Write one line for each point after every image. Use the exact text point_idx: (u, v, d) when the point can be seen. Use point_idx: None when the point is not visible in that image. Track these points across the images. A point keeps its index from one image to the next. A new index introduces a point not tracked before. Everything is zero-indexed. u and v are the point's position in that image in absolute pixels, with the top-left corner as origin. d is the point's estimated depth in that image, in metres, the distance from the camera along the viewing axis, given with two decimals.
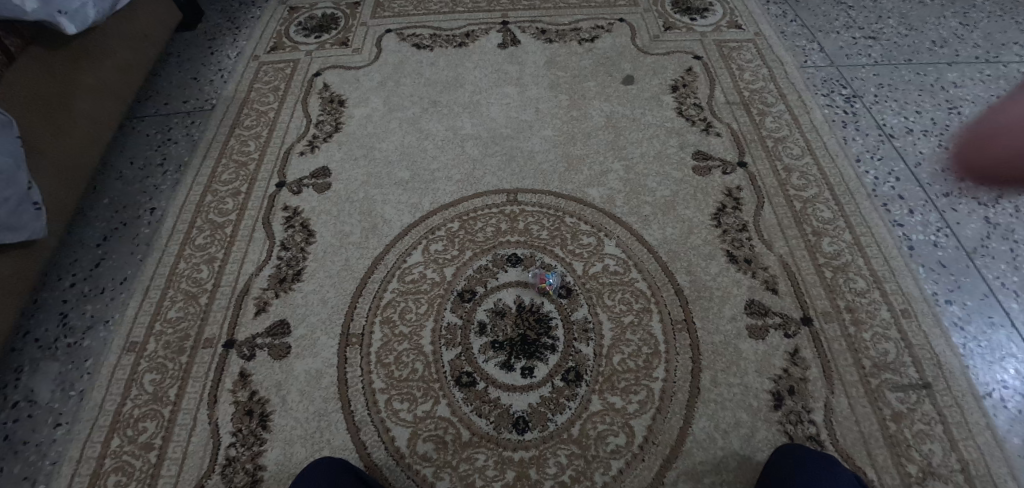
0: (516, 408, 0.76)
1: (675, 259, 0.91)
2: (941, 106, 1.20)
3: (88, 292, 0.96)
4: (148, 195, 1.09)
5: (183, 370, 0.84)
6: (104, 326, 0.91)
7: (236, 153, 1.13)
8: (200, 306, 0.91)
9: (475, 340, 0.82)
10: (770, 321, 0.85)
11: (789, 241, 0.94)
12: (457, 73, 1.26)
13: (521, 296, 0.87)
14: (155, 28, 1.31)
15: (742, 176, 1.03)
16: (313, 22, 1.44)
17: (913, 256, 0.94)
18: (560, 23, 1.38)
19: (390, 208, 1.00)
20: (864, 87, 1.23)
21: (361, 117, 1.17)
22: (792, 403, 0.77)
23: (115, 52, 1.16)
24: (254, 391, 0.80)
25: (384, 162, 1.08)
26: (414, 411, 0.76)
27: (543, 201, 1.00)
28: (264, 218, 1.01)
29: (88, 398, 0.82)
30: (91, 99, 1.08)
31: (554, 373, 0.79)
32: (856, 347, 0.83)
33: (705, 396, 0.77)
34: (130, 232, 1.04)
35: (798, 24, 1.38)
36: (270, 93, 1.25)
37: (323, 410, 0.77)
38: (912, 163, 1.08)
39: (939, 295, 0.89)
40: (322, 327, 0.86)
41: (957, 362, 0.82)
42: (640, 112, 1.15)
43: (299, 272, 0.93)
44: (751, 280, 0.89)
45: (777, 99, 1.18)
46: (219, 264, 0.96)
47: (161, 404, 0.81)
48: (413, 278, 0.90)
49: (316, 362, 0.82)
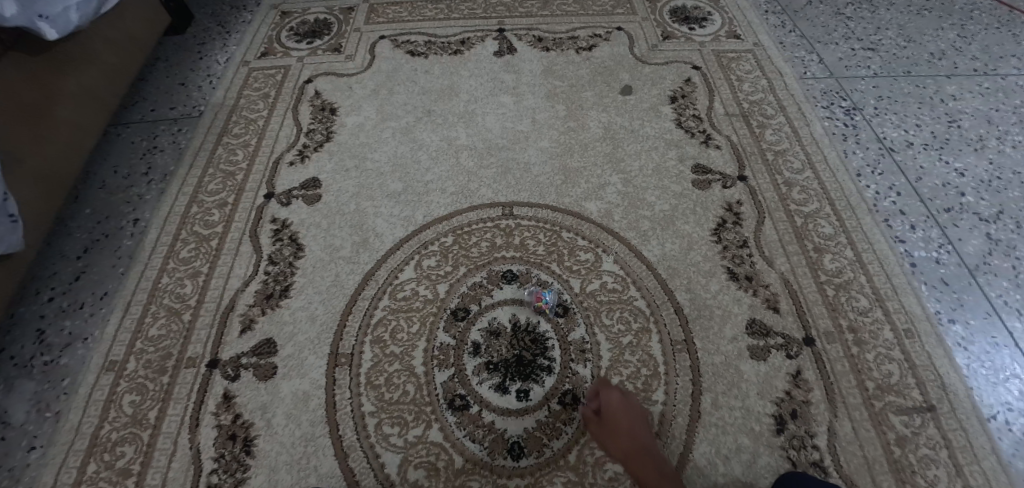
0: (511, 433, 0.73)
1: (674, 276, 0.89)
2: (941, 120, 1.19)
3: (67, 307, 0.92)
4: (131, 205, 1.06)
5: (164, 392, 0.81)
6: (83, 344, 0.87)
7: (224, 162, 1.10)
8: (183, 323, 0.88)
9: (468, 361, 0.80)
10: (771, 341, 0.82)
11: (790, 257, 0.92)
12: (452, 81, 1.24)
13: (516, 315, 0.84)
14: (141, 32, 1.27)
15: (743, 190, 1.01)
16: (305, 28, 1.41)
17: (914, 273, 0.93)
18: (557, 31, 1.35)
19: (382, 222, 0.97)
20: (864, 99, 1.22)
21: (353, 126, 1.14)
22: (795, 427, 0.75)
23: (99, 58, 1.12)
24: (238, 414, 0.77)
25: (376, 173, 1.05)
26: (405, 436, 0.73)
27: (539, 215, 0.97)
28: (252, 230, 0.98)
29: (65, 419, 0.79)
30: (72, 106, 1.04)
31: (550, 396, 0.76)
32: (859, 368, 0.81)
33: (705, 420, 0.75)
34: (113, 244, 1.00)
35: (796, 35, 1.37)
36: (260, 100, 1.22)
37: (310, 434, 0.74)
38: (913, 177, 1.07)
39: (942, 314, 0.88)
40: (309, 347, 0.82)
41: (961, 384, 0.80)
42: (639, 122, 1.13)
43: (286, 287, 0.90)
44: (752, 298, 0.87)
45: (777, 111, 1.16)
46: (204, 279, 0.92)
47: (141, 427, 0.78)
48: (405, 295, 0.87)
49: (304, 383, 0.79)
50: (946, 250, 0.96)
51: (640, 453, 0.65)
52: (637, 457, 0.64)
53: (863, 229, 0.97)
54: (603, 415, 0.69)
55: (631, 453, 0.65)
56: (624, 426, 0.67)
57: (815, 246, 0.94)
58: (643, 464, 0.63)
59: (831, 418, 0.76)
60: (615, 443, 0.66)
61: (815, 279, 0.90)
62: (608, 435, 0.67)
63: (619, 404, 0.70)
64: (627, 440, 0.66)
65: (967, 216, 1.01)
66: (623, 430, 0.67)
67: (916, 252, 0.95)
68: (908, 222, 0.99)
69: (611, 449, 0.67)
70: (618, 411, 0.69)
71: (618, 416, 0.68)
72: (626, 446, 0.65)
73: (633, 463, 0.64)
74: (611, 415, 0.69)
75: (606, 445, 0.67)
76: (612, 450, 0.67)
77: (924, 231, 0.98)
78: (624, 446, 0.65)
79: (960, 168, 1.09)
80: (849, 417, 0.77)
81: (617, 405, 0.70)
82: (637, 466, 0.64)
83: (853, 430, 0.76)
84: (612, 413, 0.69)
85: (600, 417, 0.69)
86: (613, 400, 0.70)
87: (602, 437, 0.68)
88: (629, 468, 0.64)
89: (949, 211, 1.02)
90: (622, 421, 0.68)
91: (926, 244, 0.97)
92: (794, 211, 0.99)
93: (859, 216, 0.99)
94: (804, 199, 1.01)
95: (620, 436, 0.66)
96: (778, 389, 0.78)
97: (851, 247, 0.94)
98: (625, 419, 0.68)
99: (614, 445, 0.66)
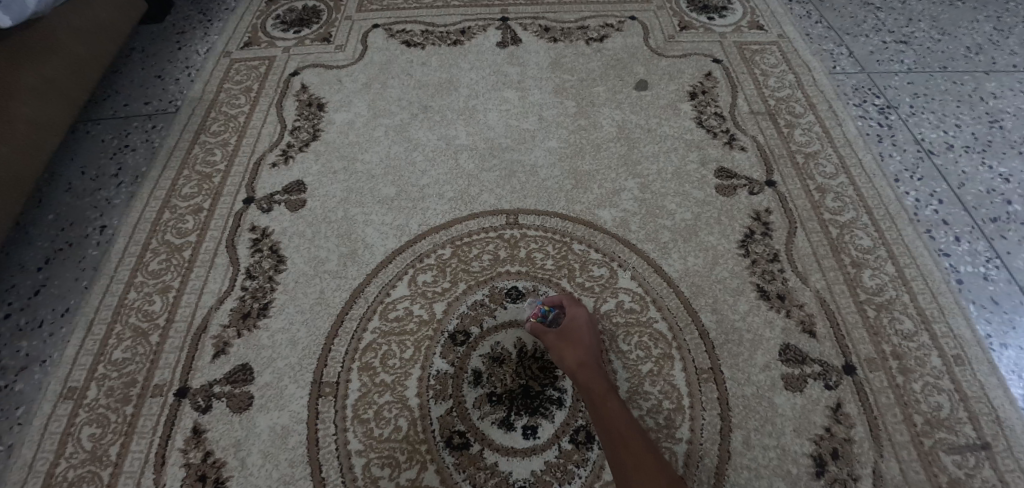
0: (517, 478, 0.64)
1: (698, 295, 0.80)
2: (981, 120, 1.10)
3: (24, 325, 0.83)
4: (98, 210, 0.96)
5: (127, 424, 0.72)
6: (40, 367, 0.78)
7: (200, 163, 1.00)
8: (150, 346, 0.79)
9: (469, 392, 0.71)
10: (808, 370, 0.74)
11: (825, 273, 0.83)
12: (451, 75, 1.14)
13: (522, 340, 0.75)
14: (112, 20, 1.16)
15: (771, 197, 0.92)
16: (293, 16, 1.31)
17: (961, 291, 0.84)
18: (565, 20, 1.25)
19: (372, 231, 0.88)
20: (898, 97, 1.12)
21: (342, 123, 1.05)
22: (837, 470, 0.66)
23: (61, 48, 1.02)
24: (209, 451, 0.68)
25: (367, 176, 0.96)
26: (396, 480, 0.65)
27: (547, 224, 0.88)
28: (229, 240, 0.89)
29: (15, 456, 0.70)
30: (30, 100, 0.94)
31: (561, 433, 0.67)
32: (905, 400, 0.73)
33: (736, 461, 0.66)
34: (77, 254, 0.91)
35: (823, 26, 1.27)
36: (242, 94, 1.12)
37: (289, 477, 0.66)
38: (954, 183, 0.98)
39: (993, 339, 0.79)
40: (290, 375, 0.74)
41: (1018, 418, 0.72)
42: (655, 121, 1.03)
43: (266, 306, 0.80)
44: (785, 320, 0.78)
45: (805, 109, 1.07)
46: (175, 294, 0.83)
47: (100, 465, 0.69)
48: (398, 315, 0.78)
49: (283, 416, 0.70)
50: (995, 264, 0.87)
51: (591, 363, 0.65)
52: (589, 366, 0.64)
53: (903, 241, 0.88)
54: (565, 327, 0.70)
55: (583, 361, 0.65)
56: (583, 339, 0.68)
57: (852, 261, 0.85)
58: (592, 370, 0.64)
59: (876, 459, 0.68)
60: (571, 350, 0.67)
61: (854, 298, 0.81)
62: (564, 342, 0.68)
63: (584, 323, 0.71)
64: (583, 350, 0.66)
65: (1016, 227, 0.92)
66: (582, 344, 0.68)
67: (961, 268, 0.86)
68: (952, 233, 0.90)
69: (564, 355, 0.67)
70: (581, 326, 0.70)
71: (579, 330, 0.70)
72: (580, 355, 0.66)
73: (581, 369, 0.64)
74: (573, 328, 0.70)
75: (560, 352, 0.68)
76: (563, 358, 0.67)
77: (970, 244, 0.89)
78: (576, 354, 0.66)
79: (1004, 172, 1.00)
80: (896, 457, 0.68)
81: (581, 322, 0.71)
82: (584, 372, 0.64)
83: (901, 472, 0.67)
84: (574, 326, 0.70)
85: (561, 327, 0.70)
86: (578, 316, 0.72)
87: (557, 344, 0.68)
88: (575, 373, 0.64)
89: (996, 221, 0.92)
90: (582, 337, 0.69)
91: (972, 258, 0.88)
92: (828, 220, 0.90)
93: (899, 227, 0.89)
94: (838, 207, 0.91)
95: (578, 345, 0.67)
96: (817, 425, 0.69)
97: (892, 262, 0.85)
98: (585, 334, 0.69)
99: (568, 352, 0.67)
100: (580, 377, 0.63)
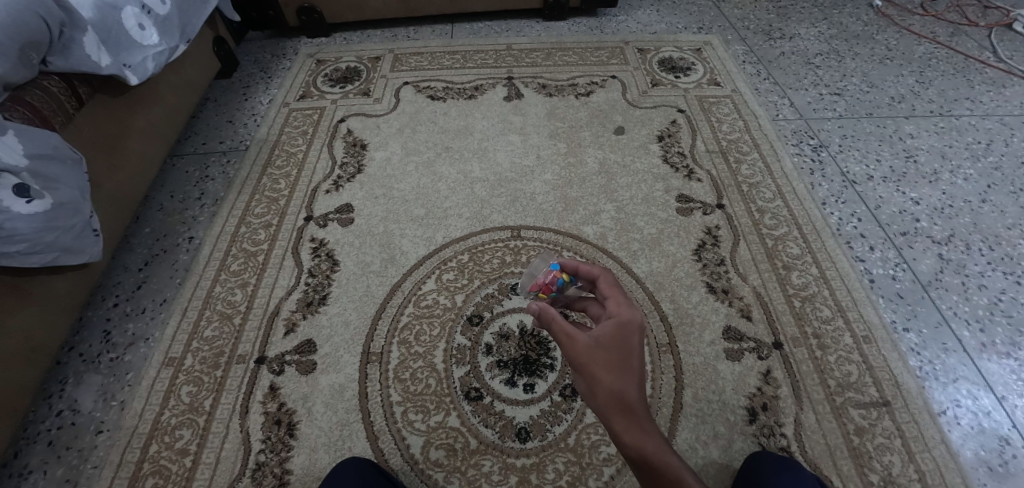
0: (519, 420, 0.85)
1: (660, 289, 1.03)
2: (899, 155, 1.34)
3: (130, 312, 1.05)
4: (187, 225, 1.21)
5: (217, 383, 0.93)
6: (145, 343, 1.00)
7: (268, 190, 1.26)
8: (234, 326, 1.01)
9: (482, 359, 0.93)
10: (745, 345, 0.95)
11: (762, 274, 1.06)
12: (467, 122, 1.41)
13: (523, 321, 0.98)
14: (199, 76, 1.45)
15: (720, 216, 1.16)
16: (338, 74, 1.61)
17: (873, 288, 1.05)
18: (559, 79, 1.54)
19: (407, 242, 1.12)
20: (829, 137, 1.38)
21: (381, 160, 1.31)
22: (766, 418, 0.87)
23: (162, 100, 1.28)
24: (283, 402, 0.89)
25: (401, 200, 1.21)
26: (427, 421, 0.86)
27: (543, 237, 1.12)
28: (294, 248, 1.13)
29: (129, 407, 0.91)
30: (139, 139, 1.19)
31: (553, 388, 0.89)
32: (822, 368, 0.93)
33: (687, 410, 0.87)
34: (170, 259, 1.14)
35: (769, 82, 1.56)
36: (299, 136, 1.40)
37: (346, 420, 0.86)
38: (872, 205, 1.21)
39: (897, 323, 0.99)
40: (345, 346, 0.96)
41: (915, 383, 0.91)
42: (630, 158, 1.29)
43: (325, 296, 1.04)
44: (728, 308, 1.00)
45: (751, 148, 1.33)
46: (252, 288, 1.07)
47: (197, 413, 0.90)
48: (427, 303, 1.01)
49: (340, 376, 0.92)
50: (902, 268, 1.09)
51: (638, 410, 0.51)
52: (636, 411, 0.51)
53: (827, 249, 1.11)
54: (603, 341, 0.55)
55: (626, 399, 0.51)
56: (630, 362, 0.53)
57: (783, 264, 1.08)
58: (641, 419, 0.50)
59: (797, 411, 0.88)
60: (609, 379, 0.52)
61: (783, 292, 1.03)
62: (601, 365, 0.53)
63: (627, 334, 0.55)
64: (628, 382, 0.52)
65: (921, 239, 1.14)
66: (624, 370, 0.53)
67: (874, 270, 1.08)
68: (868, 244, 1.13)
69: (598, 384, 0.53)
70: (627, 338, 0.55)
71: (624, 348, 0.54)
72: (623, 388, 0.52)
73: (624, 410, 0.51)
74: (615, 342, 0.55)
75: (592, 378, 0.53)
76: (596, 386, 0.53)
77: (881, 251, 1.11)
78: (617, 385, 0.52)
79: (915, 197, 1.24)
80: (813, 410, 0.88)
81: (630, 332, 0.55)
82: (630, 421, 0.50)
83: (816, 421, 0.87)
84: (617, 339, 0.55)
85: (597, 343, 0.55)
86: (625, 321, 0.56)
87: (590, 366, 0.54)
88: (612, 415, 0.51)
89: (905, 234, 1.15)
90: (625, 357, 0.54)
91: (883, 262, 1.09)
92: (765, 234, 1.13)
93: (823, 239, 1.13)
94: (774, 224, 1.15)
95: (622, 374, 0.52)
96: (751, 385, 0.90)
97: (816, 265, 1.08)
98: (633, 353, 0.54)
99: (605, 381, 0.52)
100: (623, 428, 0.50)
